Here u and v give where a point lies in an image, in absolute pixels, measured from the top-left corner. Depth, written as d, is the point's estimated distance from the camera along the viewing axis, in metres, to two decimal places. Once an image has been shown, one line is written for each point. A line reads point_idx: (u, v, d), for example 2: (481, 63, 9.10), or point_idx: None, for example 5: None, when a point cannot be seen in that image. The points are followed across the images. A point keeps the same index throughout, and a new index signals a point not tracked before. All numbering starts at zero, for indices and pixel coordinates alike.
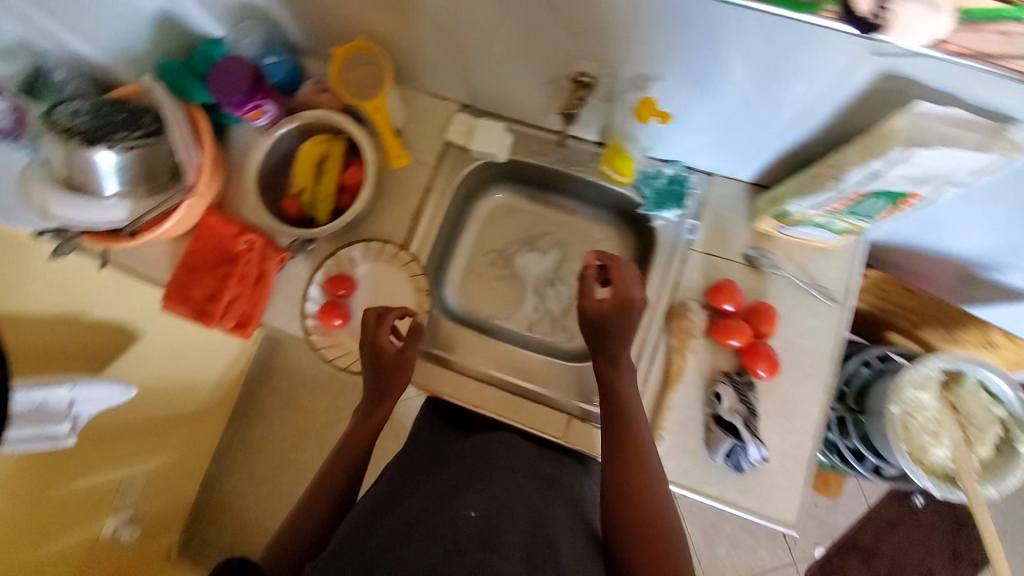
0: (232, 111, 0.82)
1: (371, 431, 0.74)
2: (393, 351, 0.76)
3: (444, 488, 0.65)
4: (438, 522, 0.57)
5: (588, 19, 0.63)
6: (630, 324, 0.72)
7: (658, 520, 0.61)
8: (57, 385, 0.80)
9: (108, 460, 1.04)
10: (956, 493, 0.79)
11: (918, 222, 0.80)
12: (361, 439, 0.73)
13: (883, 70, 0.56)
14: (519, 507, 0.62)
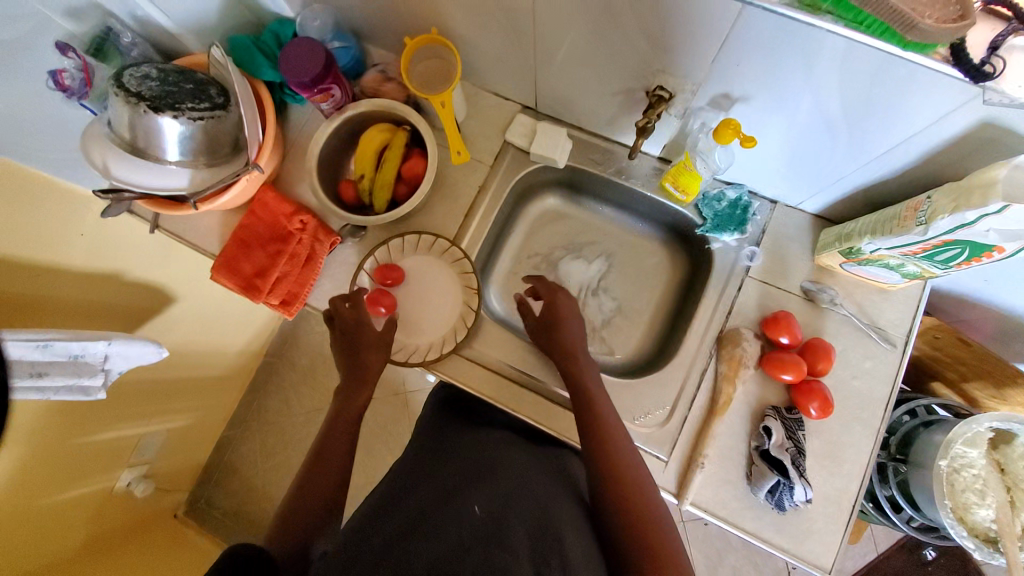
0: (299, 91, 0.80)
1: (357, 411, 0.74)
2: (372, 334, 0.77)
3: (449, 483, 0.66)
4: (443, 515, 0.59)
5: (680, 33, 0.62)
6: (575, 335, 0.78)
7: (660, 530, 0.60)
8: (95, 339, 0.81)
9: (124, 417, 1.07)
10: (997, 558, 0.75)
11: (986, 275, 0.77)
12: (350, 420, 0.72)
13: (982, 119, 0.54)
14: (523, 503, 0.63)
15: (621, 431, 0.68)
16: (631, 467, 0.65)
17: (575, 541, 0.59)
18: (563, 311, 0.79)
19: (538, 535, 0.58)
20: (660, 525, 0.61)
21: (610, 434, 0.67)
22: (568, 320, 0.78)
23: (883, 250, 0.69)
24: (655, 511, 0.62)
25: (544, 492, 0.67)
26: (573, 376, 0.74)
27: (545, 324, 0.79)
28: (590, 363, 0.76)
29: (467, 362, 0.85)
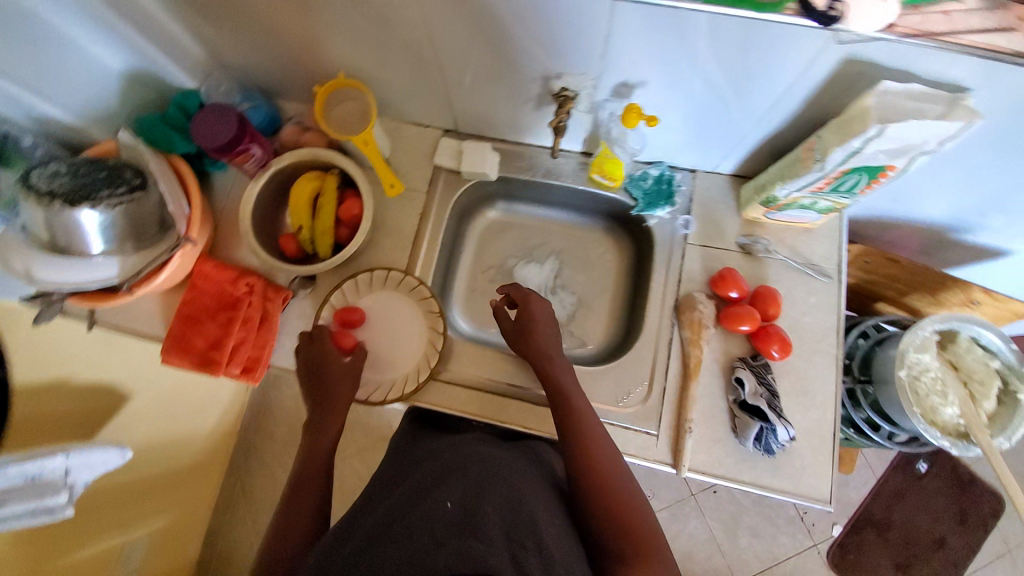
0: (218, 156, 0.80)
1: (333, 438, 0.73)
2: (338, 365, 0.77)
3: (419, 490, 0.65)
4: (413, 517, 0.59)
5: (569, 34, 0.66)
6: (551, 336, 0.78)
7: (626, 504, 0.63)
8: (51, 455, 0.76)
9: (110, 526, 1.04)
10: (972, 449, 0.81)
11: (891, 195, 0.85)
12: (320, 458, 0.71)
13: (843, 59, 0.60)
14: (497, 489, 0.62)
15: (590, 413, 0.72)
16: (602, 449, 0.68)
17: (551, 528, 0.60)
18: (532, 314, 0.79)
19: (511, 521, 0.58)
20: (630, 495, 0.64)
21: (580, 419, 0.70)
22: (537, 322, 0.78)
23: (795, 192, 0.75)
24: (625, 488, 0.65)
25: (521, 482, 0.66)
26: (546, 372, 0.75)
27: (519, 330, 0.79)
28: (563, 360, 0.77)
29: (444, 386, 0.85)
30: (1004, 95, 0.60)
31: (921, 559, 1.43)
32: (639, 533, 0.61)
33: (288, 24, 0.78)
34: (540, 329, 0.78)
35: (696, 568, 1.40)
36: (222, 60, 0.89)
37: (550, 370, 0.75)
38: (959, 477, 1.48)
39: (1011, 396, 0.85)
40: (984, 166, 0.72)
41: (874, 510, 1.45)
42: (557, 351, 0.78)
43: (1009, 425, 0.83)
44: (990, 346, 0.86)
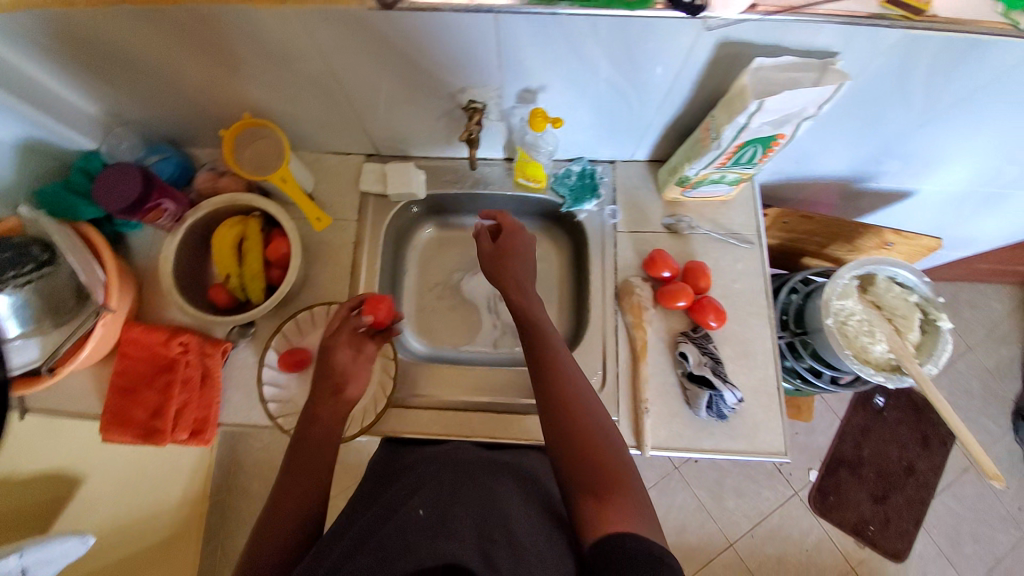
0: (126, 216, 0.77)
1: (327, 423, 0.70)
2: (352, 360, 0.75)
3: (392, 499, 0.65)
4: (386, 527, 0.58)
5: (461, 49, 0.68)
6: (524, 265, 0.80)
7: (603, 452, 0.62)
8: (2, 557, 0.68)
9: None
10: (906, 380, 0.85)
11: (794, 159, 0.91)
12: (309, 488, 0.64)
13: (719, 42, 0.63)
14: (470, 493, 0.63)
15: (567, 359, 0.71)
16: (578, 390, 0.67)
17: (524, 525, 0.61)
18: (507, 253, 0.80)
19: (484, 517, 0.59)
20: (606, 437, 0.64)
21: (557, 361, 0.70)
22: (511, 262, 0.79)
23: (702, 170, 0.79)
24: (601, 434, 0.64)
25: (497, 484, 0.67)
26: (525, 315, 0.75)
27: (498, 272, 0.79)
28: (535, 300, 0.77)
29: (404, 411, 0.85)
30: (865, 56, 0.66)
31: (896, 487, 1.51)
32: (613, 470, 0.60)
33: (184, 74, 0.76)
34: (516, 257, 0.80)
35: (691, 538, 1.44)
36: (121, 118, 0.86)
37: (528, 312, 0.75)
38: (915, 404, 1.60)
39: (933, 324, 0.89)
40: (866, 118, 0.78)
41: (845, 449, 1.53)
42: (533, 291, 0.78)
43: (936, 352, 0.87)
44: (905, 282, 0.91)
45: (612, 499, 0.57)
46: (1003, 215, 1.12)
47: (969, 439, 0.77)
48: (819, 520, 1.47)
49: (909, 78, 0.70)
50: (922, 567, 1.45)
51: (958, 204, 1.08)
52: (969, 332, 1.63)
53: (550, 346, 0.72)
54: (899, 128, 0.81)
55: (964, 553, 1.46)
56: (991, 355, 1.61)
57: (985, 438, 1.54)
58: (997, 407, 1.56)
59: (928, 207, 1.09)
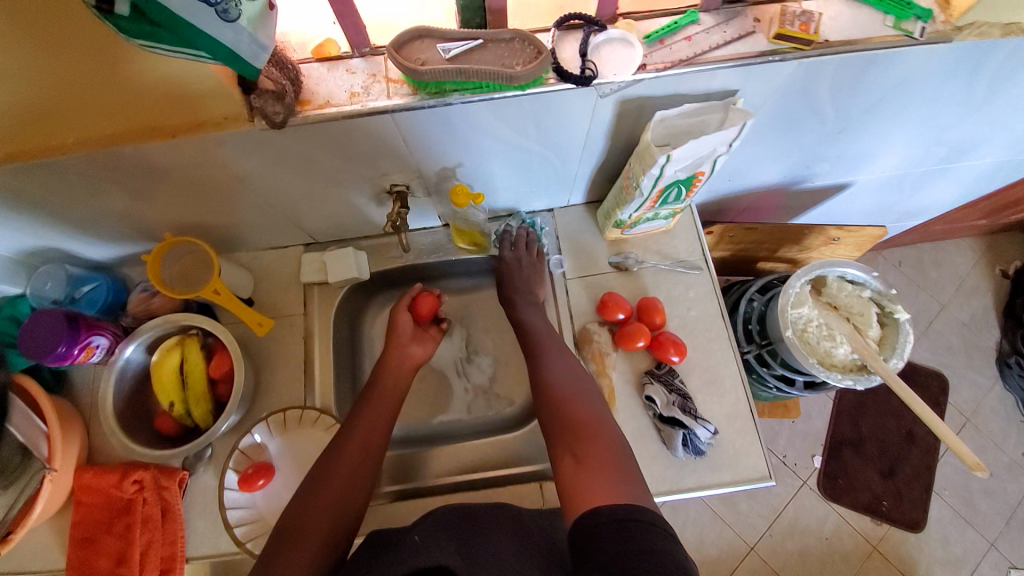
0: (57, 362, 0.74)
1: (388, 417, 0.76)
2: (416, 333, 0.88)
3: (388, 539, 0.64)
4: (387, 560, 0.58)
5: (369, 145, 0.67)
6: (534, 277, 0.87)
7: (589, 423, 0.66)
8: None
9: None
10: (874, 379, 0.83)
11: (726, 178, 0.91)
12: (336, 488, 0.67)
13: (619, 100, 0.64)
14: (464, 536, 0.61)
15: (559, 353, 0.76)
16: (566, 377, 0.72)
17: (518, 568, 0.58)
18: (517, 266, 0.87)
19: (471, 549, 0.59)
20: (589, 411, 0.67)
21: (551, 352, 0.76)
22: (517, 273, 0.87)
23: (634, 214, 0.79)
24: (585, 411, 0.67)
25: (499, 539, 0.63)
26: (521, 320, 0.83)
27: (518, 283, 0.86)
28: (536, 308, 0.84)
29: (377, 507, 0.80)
30: (764, 88, 0.66)
31: (902, 457, 1.47)
32: (589, 438, 0.64)
33: (96, 207, 0.75)
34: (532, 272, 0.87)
35: (711, 550, 1.37)
36: (44, 255, 0.84)
37: (523, 317, 0.83)
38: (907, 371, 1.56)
39: (890, 317, 0.89)
40: (784, 133, 0.79)
41: (843, 429, 1.49)
42: (528, 298, 0.85)
43: (898, 344, 0.86)
44: (855, 279, 0.91)
45: (591, 465, 0.60)
46: (945, 183, 1.12)
47: (950, 437, 0.74)
48: (832, 505, 1.42)
49: (814, 95, 0.70)
50: (943, 532, 1.39)
51: (898, 183, 1.08)
52: (939, 290, 1.63)
53: (548, 342, 0.78)
54: (818, 136, 0.82)
55: (980, 510, 1.41)
56: (965, 308, 1.61)
57: (975, 391, 1.53)
58: (980, 359, 1.56)
59: (868, 192, 1.10)
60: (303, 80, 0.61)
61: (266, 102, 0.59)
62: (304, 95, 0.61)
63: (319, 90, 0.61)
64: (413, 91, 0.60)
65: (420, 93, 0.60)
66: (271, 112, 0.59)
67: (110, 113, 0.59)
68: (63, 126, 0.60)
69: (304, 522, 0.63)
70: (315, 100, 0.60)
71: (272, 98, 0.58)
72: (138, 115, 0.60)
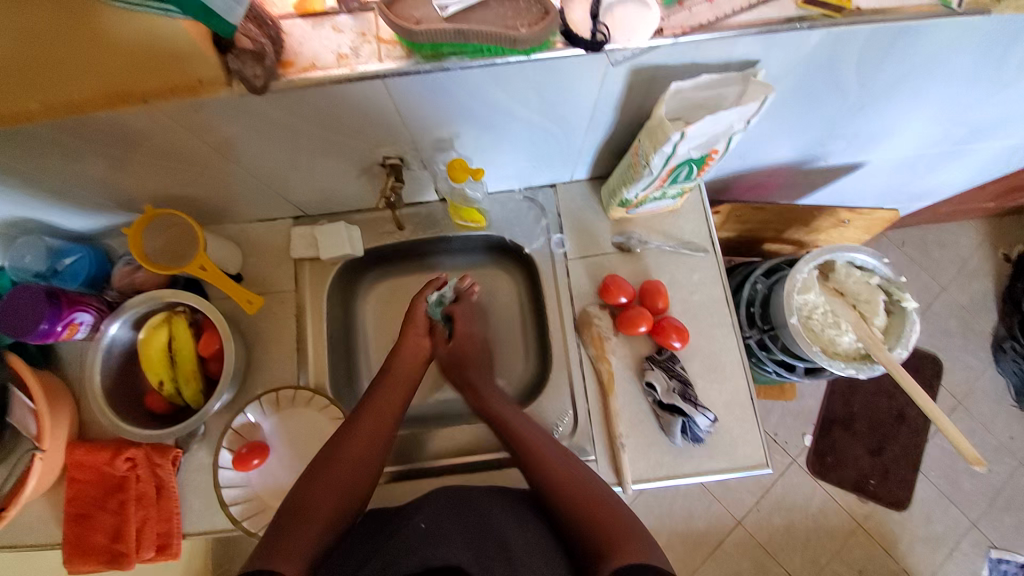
0: (41, 340, 0.71)
1: (400, 405, 0.75)
2: (432, 324, 0.85)
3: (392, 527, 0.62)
4: (392, 545, 0.58)
5: (361, 114, 0.63)
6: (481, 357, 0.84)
7: (615, 517, 0.61)
8: None
9: None
10: (877, 368, 0.82)
11: (737, 155, 0.87)
12: (343, 478, 0.65)
13: (631, 70, 0.59)
14: (469, 518, 0.62)
15: (551, 445, 0.71)
16: (568, 471, 0.67)
17: (522, 542, 0.60)
18: (461, 335, 0.84)
19: (476, 535, 0.59)
20: (611, 508, 0.63)
21: (537, 447, 0.70)
22: (463, 349, 0.83)
23: (641, 193, 0.76)
24: (608, 505, 0.63)
25: (498, 513, 0.64)
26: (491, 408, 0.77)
27: (468, 361, 0.82)
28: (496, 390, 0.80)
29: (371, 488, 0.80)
30: (786, 60, 0.61)
31: (891, 437, 1.47)
32: (619, 531, 0.59)
33: (69, 174, 0.70)
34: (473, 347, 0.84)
35: (699, 523, 1.38)
36: (21, 225, 0.80)
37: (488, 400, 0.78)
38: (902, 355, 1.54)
39: (898, 306, 0.86)
40: (801, 109, 0.74)
41: (834, 408, 1.48)
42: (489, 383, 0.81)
43: (904, 333, 0.84)
44: (865, 265, 0.88)
45: (622, 550, 0.57)
46: (959, 165, 1.07)
47: (950, 429, 0.73)
48: (819, 483, 1.42)
49: (838, 68, 0.65)
50: (923, 510, 1.42)
51: (912, 163, 1.04)
52: (941, 272, 1.60)
53: (540, 443, 0.71)
54: (838, 111, 0.76)
55: (964, 490, 1.43)
56: (966, 291, 1.59)
57: (969, 373, 1.52)
58: (976, 342, 1.54)
59: (881, 172, 1.06)
60: (285, 38, 0.55)
61: (244, 64, 0.53)
62: (286, 56, 0.56)
63: (303, 51, 0.56)
64: (406, 53, 0.55)
65: (414, 56, 0.55)
66: (250, 75, 0.54)
67: (74, 79, 0.54)
68: (23, 92, 0.54)
69: (309, 503, 0.62)
70: (298, 62, 0.55)
71: (251, 59, 0.53)
72: (105, 80, 0.55)
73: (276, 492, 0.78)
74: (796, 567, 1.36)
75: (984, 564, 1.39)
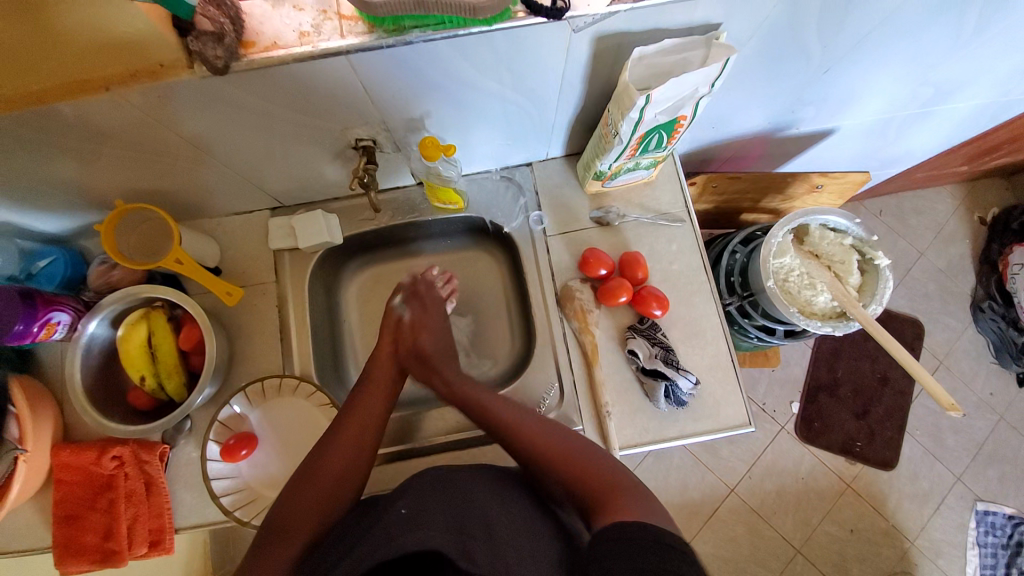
0: (17, 341, 0.70)
1: (387, 404, 0.76)
2: (396, 318, 0.85)
3: (376, 511, 0.61)
4: (371, 535, 0.54)
5: (327, 93, 0.62)
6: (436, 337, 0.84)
7: (611, 480, 0.61)
8: None
9: None
10: (853, 325, 0.84)
11: (709, 125, 0.88)
12: (331, 474, 0.66)
13: (594, 37, 0.59)
14: (452, 500, 0.58)
15: (531, 415, 0.71)
16: (553, 436, 0.68)
17: (508, 526, 0.57)
18: (424, 327, 0.84)
19: (457, 516, 0.55)
20: (605, 470, 0.63)
21: (516, 415, 0.71)
22: (427, 342, 0.82)
23: (614, 163, 0.76)
24: (601, 469, 0.63)
25: (483, 495, 0.61)
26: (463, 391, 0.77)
27: (433, 354, 0.82)
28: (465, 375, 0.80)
29: None
30: (749, 21, 0.62)
31: (875, 400, 1.50)
32: (614, 492, 0.59)
33: (35, 174, 0.68)
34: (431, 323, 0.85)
35: (693, 494, 1.41)
36: None
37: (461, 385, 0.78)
38: (883, 320, 1.57)
39: (871, 264, 0.88)
40: (769, 73, 0.75)
41: (819, 374, 1.51)
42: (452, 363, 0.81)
43: (878, 290, 0.86)
44: (838, 226, 0.90)
45: (615, 506, 0.57)
46: (928, 127, 1.09)
47: (924, 377, 0.75)
48: (808, 448, 1.45)
49: (802, 28, 0.66)
50: (910, 468, 1.45)
51: (883, 128, 1.05)
52: (919, 238, 1.64)
53: (522, 416, 0.71)
54: (805, 74, 0.78)
55: (947, 446, 1.47)
56: (943, 255, 1.62)
57: (948, 334, 1.56)
58: (954, 303, 1.58)
59: (853, 137, 1.07)
60: (244, 18, 0.55)
61: (204, 45, 0.52)
62: (247, 36, 0.55)
63: (265, 30, 0.55)
64: (368, 28, 0.55)
65: (377, 31, 0.55)
66: (211, 57, 0.53)
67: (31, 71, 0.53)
68: None
69: (292, 520, 0.61)
70: (260, 42, 0.55)
71: (212, 40, 0.52)
72: (65, 71, 0.54)
73: (267, 480, 0.78)
74: (790, 531, 1.40)
75: (970, 516, 1.43)
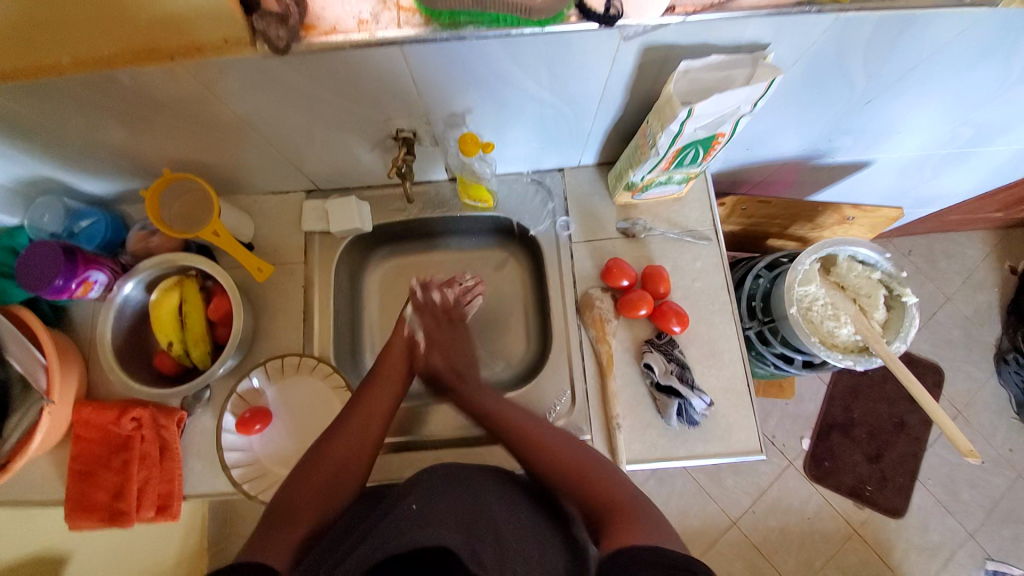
0: (55, 296, 0.73)
1: (392, 403, 0.76)
2: (409, 333, 0.84)
3: (385, 503, 0.61)
4: (381, 527, 0.55)
5: (376, 82, 0.64)
6: (456, 354, 0.84)
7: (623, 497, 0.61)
8: None
9: None
10: (875, 360, 0.82)
11: (745, 146, 0.88)
12: (338, 457, 0.67)
13: (642, 47, 0.60)
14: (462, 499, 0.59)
15: (542, 428, 0.72)
16: (567, 446, 0.68)
17: (514, 532, 0.56)
18: (436, 344, 0.83)
19: (468, 516, 0.56)
20: (618, 488, 0.63)
21: (526, 420, 0.73)
22: (439, 361, 0.82)
23: (647, 175, 0.77)
24: (618, 486, 0.63)
25: (492, 499, 0.61)
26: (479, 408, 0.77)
27: (445, 371, 0.82)
28: (482, 387, 0.81)
29: None
30: (796, 43, 0.63)
31: (889, 444, 1.46)
32: (624, 512, 0.58)
33: (92, 137, 0.72)
34: (450, 344, 0.84)
35: (693, 521, 1.38)
36: (42, 188, 0.82)
37: (478, 401, 0.78)
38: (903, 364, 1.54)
39: (898, 301, 0.87)
40: (811, 98, 0.75)
41: (834, 413, 1.47)
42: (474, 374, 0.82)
43: (903, 328, 0.85)
44: (867, 259, 0.89)
45: (627, 525, 0.56)
46: (964, 170, 1.08)
47: (947, 422, 0.73)
48: (816, 486, 1.42)
49: (847, 58, 0.66)
50: (921, 519, 1.41)
51: (919, 165, 1.04)
52: (946, 282, 1.60)
53: (532, 431, 0.71)
54: (845, 104, 0.77)
55: (960, 499, 1.42)
56: (970, 302, 1.58)
57: (970, 384, 1.52)
58: (978, 352, 1.54)
59: (887, 173, 1.07)
60: None
61: (269, 25, 0.55)
62: (309, 19, 0.57)
63: (325, 15, 0.56)
64: (425, 21, 0.57)
65: (432, 24, 0.57)
66: (274, 36, 0.56)
67: (105, 32, 0.56)
68: (53, 45, 0.56)
69: (295, 506, 0.61)
70: (321, 25, 0.57)
71: (275, 20, 0.55)
72: (133, 34, 0.56)
73: (275, 457, 0.80)
74: (789, 569, 1.36)
75: (978, 575, 1.37)
